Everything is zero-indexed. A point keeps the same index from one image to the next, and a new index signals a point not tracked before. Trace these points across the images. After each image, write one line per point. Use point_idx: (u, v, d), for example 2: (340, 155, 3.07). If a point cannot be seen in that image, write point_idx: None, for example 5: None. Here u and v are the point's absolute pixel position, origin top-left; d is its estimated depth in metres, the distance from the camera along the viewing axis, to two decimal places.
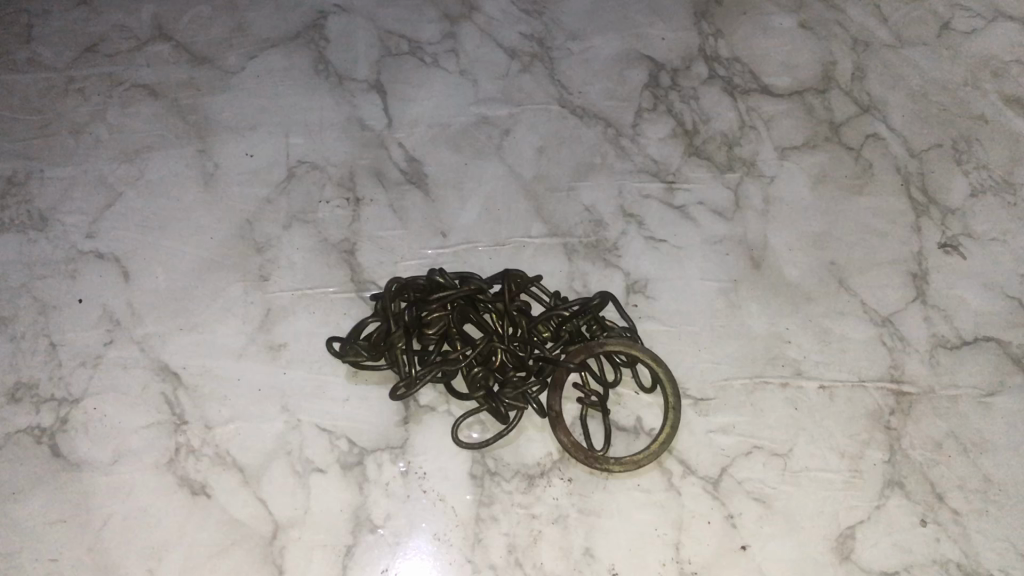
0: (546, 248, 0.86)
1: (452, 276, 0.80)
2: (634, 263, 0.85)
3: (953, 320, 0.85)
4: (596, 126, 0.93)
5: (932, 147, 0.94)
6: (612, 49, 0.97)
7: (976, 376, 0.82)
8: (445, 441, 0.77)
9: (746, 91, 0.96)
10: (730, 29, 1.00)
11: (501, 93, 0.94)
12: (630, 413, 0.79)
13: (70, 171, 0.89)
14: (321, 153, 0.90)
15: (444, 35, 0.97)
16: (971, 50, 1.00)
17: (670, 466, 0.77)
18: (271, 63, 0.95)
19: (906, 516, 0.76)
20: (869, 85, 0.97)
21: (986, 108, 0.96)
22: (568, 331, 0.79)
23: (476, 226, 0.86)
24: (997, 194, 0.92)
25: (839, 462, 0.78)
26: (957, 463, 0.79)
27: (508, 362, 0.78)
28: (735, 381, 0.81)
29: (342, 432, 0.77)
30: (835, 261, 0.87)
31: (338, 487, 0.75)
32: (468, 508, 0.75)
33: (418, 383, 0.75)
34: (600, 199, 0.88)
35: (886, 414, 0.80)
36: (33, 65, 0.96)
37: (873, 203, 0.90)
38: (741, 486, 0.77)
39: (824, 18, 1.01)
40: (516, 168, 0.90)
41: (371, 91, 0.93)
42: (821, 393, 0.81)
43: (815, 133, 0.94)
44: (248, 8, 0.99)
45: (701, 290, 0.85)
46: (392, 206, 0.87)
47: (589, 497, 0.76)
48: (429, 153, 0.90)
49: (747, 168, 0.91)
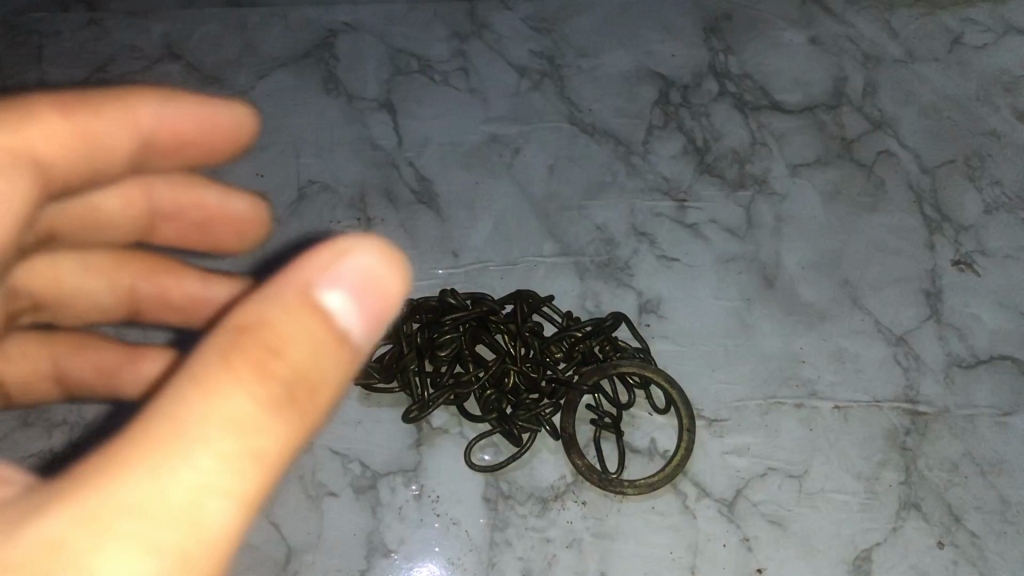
0: (558, 268, 0.85)
1: (463, 296, 0.80)
2: (646, 282, 0.85)
3: (968, 338, 0.84)
4: (606, 143, 0.92)
5: (945, 163, 0.93)
6: (622, 66, 0.97)
7: (993, 395, 0.82)
8: (458, 464, 0.76)
9: (757, 107, 0.95)
10: (739, 45, 0.99)
11: (511, 111, 0.94)
12: (644, 435, 0.78)
13: None
14: (332, 173, 0.90)
15: (454, 53, 0.97)
16: (983, 64, 0.99)
17: (684, 488, 0.77)
18: (281, 83, 0.95)
19: (923, 539, 0.76)
20: (880, 101, 0.96)
21: (998, 123, 0.96)
22: (580, 351, 0.80)
23: (487, 246, 0.87)
24: (1011, 210, 0.91)
25: (855, 483, 0.78)
26: (975, 484, 0.78)
27: (521, 385, 0.79)
28: (749, 402, 0.80)
29: (356, 455, 0.77)
30: (849, 279, 0.86)
31: (351, 511, 0.75)
32: (482, 532, 0.74)
33: (430, 405, 0.76)
34: (612, 218, 0.88)
35: (902, 434, 0.80)
36: (43, 86, 0.96)
37: (886, 220, 0.90)
38: (756, 508, 0.76)
39: (834, 33, 1.00)
40: (527, 187, 0.90)
41: (381, 110, 0.93)
42: (836, 413, 0.80)
43: (827, 149, 0.93)
44: (258, 26, 0.98)
45: (714, 310, 0.84)
46: (403, 225, 0.88)
47: (603, 521, 0.75)
48: (440, 172, 0.90)
49: (759, 185, 0.91)
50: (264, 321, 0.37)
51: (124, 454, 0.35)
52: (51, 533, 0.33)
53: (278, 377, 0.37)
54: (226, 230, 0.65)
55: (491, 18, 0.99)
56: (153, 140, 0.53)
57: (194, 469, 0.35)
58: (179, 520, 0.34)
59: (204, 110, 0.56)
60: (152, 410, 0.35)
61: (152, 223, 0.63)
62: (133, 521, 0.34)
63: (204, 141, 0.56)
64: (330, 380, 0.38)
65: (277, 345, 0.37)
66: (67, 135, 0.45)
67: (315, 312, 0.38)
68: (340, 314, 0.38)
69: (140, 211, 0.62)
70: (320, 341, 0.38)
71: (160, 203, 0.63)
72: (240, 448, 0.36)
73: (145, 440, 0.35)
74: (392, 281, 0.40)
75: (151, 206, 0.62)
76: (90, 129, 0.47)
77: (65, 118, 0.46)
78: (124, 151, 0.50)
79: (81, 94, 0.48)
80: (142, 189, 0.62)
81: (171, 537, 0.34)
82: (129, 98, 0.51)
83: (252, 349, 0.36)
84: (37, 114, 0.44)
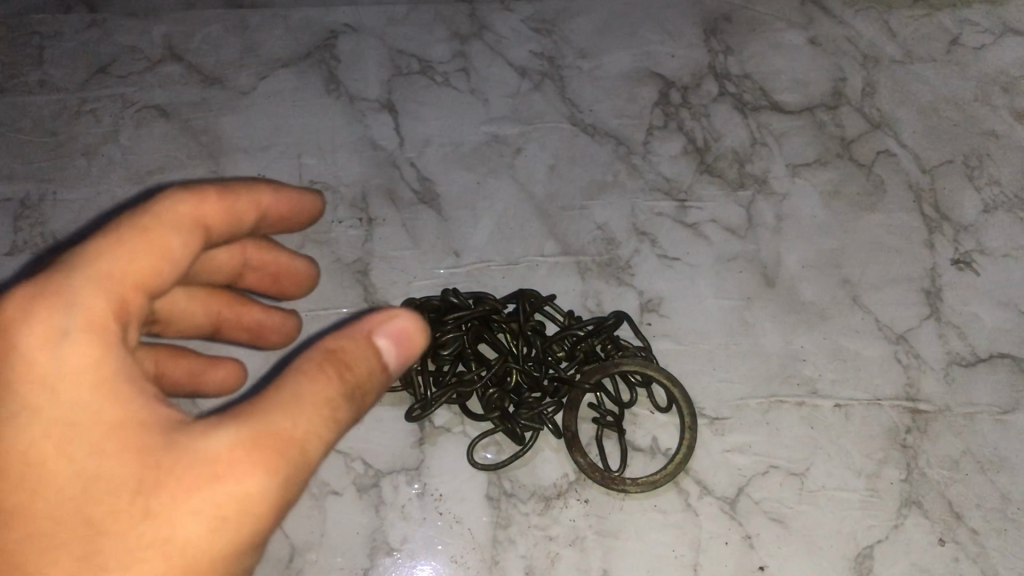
0: (559, 267, 0.86)
1: (466, 295, 0.80)
2: (647, 282, 0.86)
3: (967, 336, 0.85)
4: (607, 143, 0.93)
5: (943, 163, 0.94)
6: (622, 67, 0.97)
7: (992, 393, 0.82)
8: (460, 462, 0.77)
9: (757, 108, 0.96)
10: (740, 46, 0.99)
11: (512, 112, 0.94)
12: (646, 433, 0.79)
13: (84, 193, 0.91)
14: (333, 173, 0.91)
15: (455, 54, 0.97)
16: (980, 65, 0.99)
17: (686, 486, 0.77)
18: (283, 84, 0.95)
19: (925, 536, 0.76)
20: (879, 102, 0.97)
21: (996, 123, 0.96)
22: (583, 350, 0.80)
23: (489, 245, 0.87)
24: (1010, 210, 0.92)
25: (856, 481, 0.78)
26: (976, 482, 0.78)
27: (523, 383, 0.79)
28: (751, 401, 0.81)
29: (358, 454, 0.77)
30: (849, 278, 0.87)
31: (355, 510, 0.75)
32: (485, 530, 0.75)
33: (433, 404, 0.76)
34: (612, 217, 0.89)
35: (903, 432, 0.80)
36: (44, 87, 0.96)
37: (885, 219, 0.90)
38: (759, 506, 0.77)
39: (834, 33, 1.00)
40: (527, 187, 0.90)
41: (383, 110, 0.94)
42: (837, 411, 0.81)
43: (826, 149, 0.94)
44: (259, 27, 0.98)
45: (716, 308, 0.84)
46: (405, 225, 0.88)
47: (606, 519, 0.75)
48: (441, 173, 0.91)
49: (759, 185, 0.91)
50: (347, 348, 0.54)
51: (271, 405, 0.51)
52: (226, 442, 0.49)
53: (354, 378, 0.53)
54: (291, 282, 0.79)
55: (491, 18, 0.99)
56: (269, 221, 0.68)
57: (309, 422, 0.51)
58: (300, 449, 0.51)
59: (300, 199, 0.70)
60: (281, 386, 0.52)
61: (239, 272, 0.77)
62: (274, 446, 0.50)
63: (300, 225, 0.72)
64: (379, 388, 0.55)
65: (354, 362, 0.54)
66: (227, 208, 0.60)
67: (376, 347, 0.55)
68: (387, 354, 0.55)
69: (236, 263, 0.76)
70: (376, 363, 0.55)
71: (250, 259, 0.76)
72: (332, 417, 0.52)
73: (283, 398, 0.51)
74: (420, 336, 0.56)
75: (244, 261, 0.76)
76: (233, 207, 0.61)
77: (219, 198, 0.60)
78: (251, 223, 0.64)
79: (227, 182, 0.62)
80: (242, 249, 0.76)
81: (290, 458, 0.50)
82: (255, 188, 0.65)
83: (339, 362, 0.53)
84: (203, 192, 0.59)
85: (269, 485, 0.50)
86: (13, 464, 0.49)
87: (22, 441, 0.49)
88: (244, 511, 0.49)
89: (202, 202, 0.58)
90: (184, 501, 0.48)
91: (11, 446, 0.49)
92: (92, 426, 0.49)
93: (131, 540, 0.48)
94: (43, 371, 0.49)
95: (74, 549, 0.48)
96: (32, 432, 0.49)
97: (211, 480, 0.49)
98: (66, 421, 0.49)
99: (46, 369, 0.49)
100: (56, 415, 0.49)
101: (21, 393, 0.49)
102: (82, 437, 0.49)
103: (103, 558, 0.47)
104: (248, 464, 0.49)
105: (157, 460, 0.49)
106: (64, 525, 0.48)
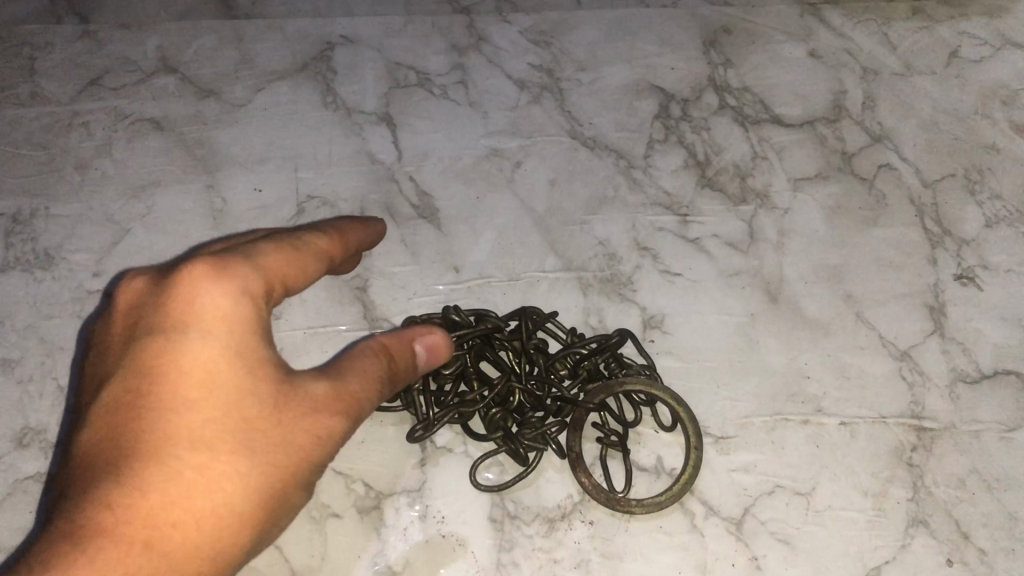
0: (560, 283, 0.85)
1: (467, 313, 0.78)
2: (649, 298, 0.85)
3: (972, 353, 0.84)
4: (607, 157, 0.92)
5: (945, 177, 0.93)
6: (622, 79, 0.96)
7: (996, 411, 0.82)
8: (462, 484, 0.76)
9: (758, 121, 0.95)
10: (740, 59, 0.99)
11: (511, 125, 0.93)
12: (651, 452, 0.78)
13: (76, 208, 0.89)
14: (330, 188, 0.89)
15: (453, 67, 0.96)
16: (980, 78, 0.99)
17: (692, 507, 0.76)
18: (279, 95, 0.94)
19: (932, 557, 0.75)
20: (880, 114, 0.96)
21: (996, 136, 0.96)
22: (586, 368, 0.79)
23: (489, 261, 0.86)
24: (1012, 223, 0.91)
25: (862, 500, 0.77)
26: (982, 501, 0.78)
27: (526, 402, 0.77)
28: (756, 419, 0.80)
29: (359, 475, 0.76)
30: (852, 294, 0.86)
31: (356, 532, 0.74)
32: (489, 554, 0.74)
33: (434, 425, 0.74)
34: (613, 232, 0.88)
35: (908, 450, 0.79)
36: (35, 99, 0.95)
37: (888, 235, 0.89)
38: (764, 527, 0.76)
39: (833, 46, 1.00)
40: (527, 203, 0.89)
41: (380, 124, 0.92)
42: (843, 429, 0.80)
43: (827, 163, 0.93)
44: (254, 39, 0.97)
45: (718, 325, 0.84)
46: (404, 240, 0.87)
47: (611, 541, 0.74)
48: (440, 187, 0.89)
49: (761, 200, 0.90)
50: (394, 344, 0.64)
51: (351, 366, 0.61)
52: (325, 387, 0.59)
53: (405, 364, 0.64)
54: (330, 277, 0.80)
55: (489, 30, 0.98)
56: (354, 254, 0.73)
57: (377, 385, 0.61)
58: (367, 403, 0.61)
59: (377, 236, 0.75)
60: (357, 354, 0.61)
61: None
62: (355, 397, 0.60)
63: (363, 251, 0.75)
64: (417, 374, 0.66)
65: (399, 358, 0.64)
66: (346, 252, 0.68)
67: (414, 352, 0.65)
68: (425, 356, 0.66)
69: None
70: (411, 365, 0.65)
71: None
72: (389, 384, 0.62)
73: (356, 362, 0.61)
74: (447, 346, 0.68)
75: None
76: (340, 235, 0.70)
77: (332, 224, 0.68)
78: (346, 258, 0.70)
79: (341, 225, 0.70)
80: None
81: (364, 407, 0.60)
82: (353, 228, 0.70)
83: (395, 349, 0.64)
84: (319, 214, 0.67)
85: (353, 422, 0.60)
86: (189, 370, 0.56)
87: (198, 357, 0.56)
88: (335, 437, 0.59)
89: (334, 244, 0.67)
90: (303, 419, 0.57)
91: (191, 355, 0.56)
92: (249, 359, 0.57)
93: (269, 437, 0.57)
94: (218, 316, 0.57)
95: (231, 436, 0.56)
96: (209, 351, 0.56)
97: (318, 410, 0.58)
98: (235, 350, 0.57)
99: (220, 314, 0.57)
100: (227, 343, 0.57)
101: (197, 328, 0.56)
102: (245, 361, 0.57)
103: (251, 447, 0.56)
104: (340, 405, 0.59)
105: (285, 388, 0.58)
106: (219, 422, 0.56)
